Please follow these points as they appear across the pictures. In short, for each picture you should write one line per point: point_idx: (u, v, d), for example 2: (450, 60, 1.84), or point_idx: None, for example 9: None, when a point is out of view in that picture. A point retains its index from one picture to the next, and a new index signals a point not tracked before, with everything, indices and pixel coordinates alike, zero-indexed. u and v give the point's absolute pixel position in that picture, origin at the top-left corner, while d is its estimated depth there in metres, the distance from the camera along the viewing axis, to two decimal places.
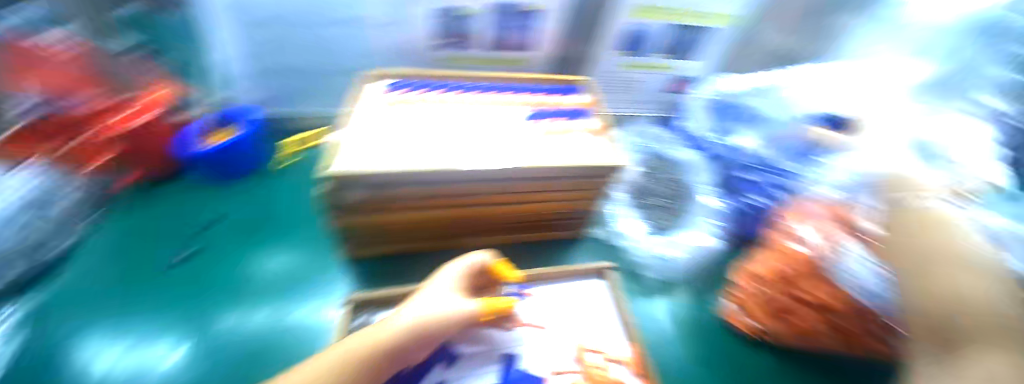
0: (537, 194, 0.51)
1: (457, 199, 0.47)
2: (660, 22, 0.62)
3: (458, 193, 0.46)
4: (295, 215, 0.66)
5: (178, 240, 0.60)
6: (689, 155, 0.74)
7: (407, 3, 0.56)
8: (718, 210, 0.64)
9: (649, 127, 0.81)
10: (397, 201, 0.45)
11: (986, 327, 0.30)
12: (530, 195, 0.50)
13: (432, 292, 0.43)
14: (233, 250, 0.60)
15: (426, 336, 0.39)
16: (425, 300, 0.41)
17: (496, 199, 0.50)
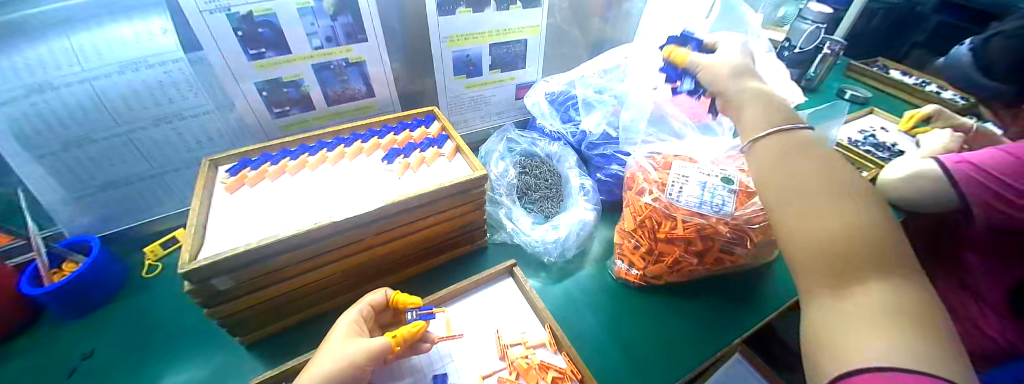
0: (411, 225, 0.57)
1: (335, 251, 0.52)
2: (473, 47, 0.78)
3: (334, 246, 0.51)
4: (183, 321, 0.61)
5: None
6: (555, 149, 0.82)
7: (228, 82, 0.63)
8: (584, 187, 0.74)
9: (512, 132, 0.87)
10: (276, 272, 0.50)
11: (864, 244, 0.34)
12: (404, 228, 0.57)
13: (338, 346, 0.45)
14: (113, 381, 0.53)
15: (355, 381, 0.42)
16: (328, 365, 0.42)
17: (375, 239, 0.55)
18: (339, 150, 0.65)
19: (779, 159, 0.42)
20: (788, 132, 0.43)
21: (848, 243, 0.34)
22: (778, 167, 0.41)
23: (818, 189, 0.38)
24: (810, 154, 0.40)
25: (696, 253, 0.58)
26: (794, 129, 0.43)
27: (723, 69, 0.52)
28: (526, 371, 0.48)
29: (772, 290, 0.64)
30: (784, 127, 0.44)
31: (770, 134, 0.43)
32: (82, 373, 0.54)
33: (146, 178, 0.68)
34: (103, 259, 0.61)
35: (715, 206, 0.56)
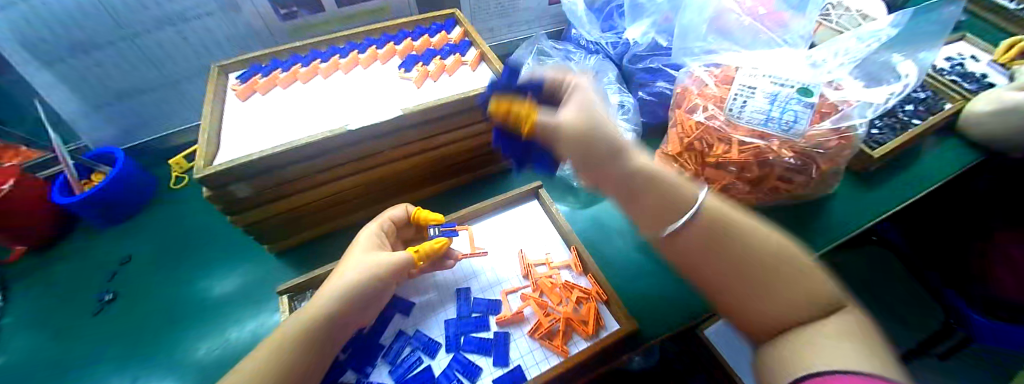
0: (433, 139, 0.52)
1: (354, 163, 0.49)
2: None
3: (353, 158, 0.48)
4: (212, 231, 0.62)
5: (93, 293, 0.55)
6: (593, 62, 0.71)
7: None
8: (624, 106, 0.65)
9: (544, 43, 0.76)
10: (295, 182, 0.47)
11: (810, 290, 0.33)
12: (426, 143, 0.52)
13: (353, 260, 0.42)
14: (155, 283, 0.56)
15: (376, 295, 0.41)
16: (345, 277, 0.40)
17: (396, 153, 0.51)
18: (352, 56, 0.58)
19: (704, 235, 0.37)
20: (693, 206, 0.38)
21: (808, 304, 0.33)
22: (699, 247, 0.36)
23: (734, 253, 0.35)
24: (717, 217, 0.37)
25: (749, 181, 0.52)
26: (698, 196, 0.38)
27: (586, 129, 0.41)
28: (552, 291, 0.47)
29: (819, 226, 0.59)
30: (687, 204, 0.38)
31: (689, 214, 0.37)
32: (126, 275, 0.57)
33: (159, 87, 0.65)
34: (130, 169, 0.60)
35: (783, 124, 0.47)
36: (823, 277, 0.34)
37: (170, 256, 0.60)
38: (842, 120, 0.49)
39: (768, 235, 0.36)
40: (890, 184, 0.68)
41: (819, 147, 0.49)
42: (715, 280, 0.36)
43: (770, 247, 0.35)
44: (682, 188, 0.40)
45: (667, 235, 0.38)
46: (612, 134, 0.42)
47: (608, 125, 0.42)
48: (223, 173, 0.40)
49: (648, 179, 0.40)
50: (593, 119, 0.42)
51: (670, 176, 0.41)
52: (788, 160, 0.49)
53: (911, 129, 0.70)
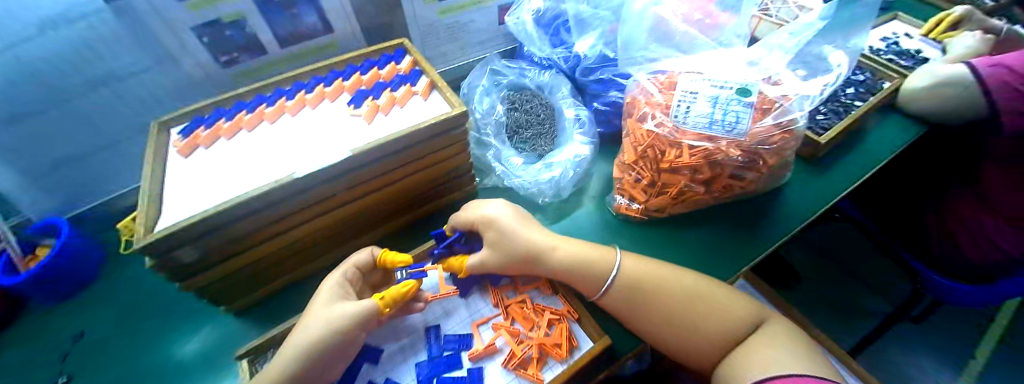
0: (389, 175, 0.52)
1: (308, 209, 0.48)
2: None
3: (307, 203, 0.47)
4: (164, 297, 0.59)
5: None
6: (547, 78, 0.73)
7: (157, 28, 0.53)
8: (580, 119, 0.66)
9: (496, 62, 0.77)
10: (248, 237, 0.45)
11: (724, 322, 0.45)
12: (382, 178, 0.51)
13: (315, 314, 0.41)
14: (107, 363, 0.53)
15: (339, 348, 0.40)
16: (306, 333, 0.39)
17: (350, 194, 0.50)
18: (299, 97, 0.57)
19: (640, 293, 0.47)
20: (611, 279, 0.48)
21: (725, 335, 0.45)
22: (625, 311, 0.48)
23: (657, 312, 0.46)
24: (635, 285, 0.48)
25: (703, 182, 0.53)
26: (612, 271, 0.49)
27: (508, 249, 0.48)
28: (524, 318, 0.48)
29: (779, 214, 0.60)
30: (604, 279, 0.48)
31: (609, 287, 0.48)
32: (74, 359, 0.53)
33: (99, 150, 0.62)
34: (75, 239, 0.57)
35: (726, 125, 0.48)
36: (728, 306, 0.47)
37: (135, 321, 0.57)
38: (780, 114, 0.51)
39: (677, 286, 0.48)
40: (841, 166, 0.71)
41: (762, 142, 0.51)
42: (649, 335, 0.47)
43: (681, 298, 0.47)
44: (596, 266, 0.49)
45: (598, 300, 0.49)
46: (525, 255, 0.48)
47: (519, 247, 0.48)
48: (168, 241, 0.38)
49: (570, 273, 0.48)
50: (505, 249, 0.48)
51: (588, 256, 0.50)
52: (736, 158, 0.50)
53: (855, 111, 0.74)
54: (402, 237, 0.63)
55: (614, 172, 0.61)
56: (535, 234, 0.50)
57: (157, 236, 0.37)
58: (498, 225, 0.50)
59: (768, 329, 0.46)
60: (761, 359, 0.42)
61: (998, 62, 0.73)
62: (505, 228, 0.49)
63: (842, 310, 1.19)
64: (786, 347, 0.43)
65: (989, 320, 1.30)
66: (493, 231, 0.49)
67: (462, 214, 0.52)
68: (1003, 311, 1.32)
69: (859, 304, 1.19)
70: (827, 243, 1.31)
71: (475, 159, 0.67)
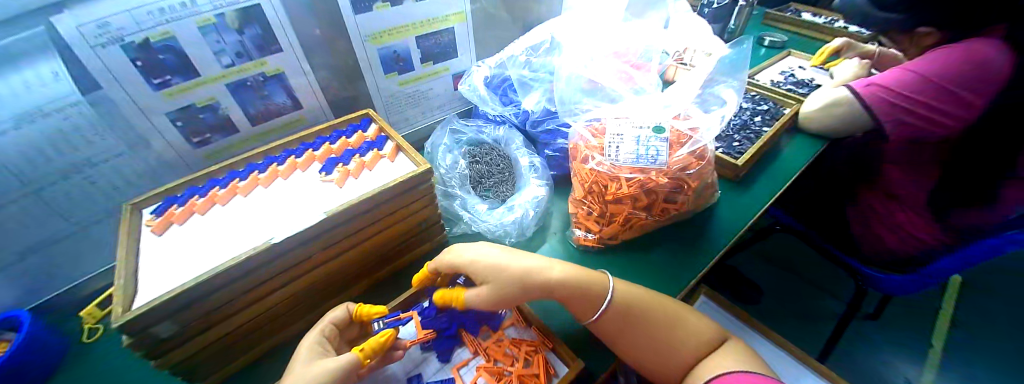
0: (363, 231, 0.55)
1: (286, 272, 0.50)
2: (398, 42, 0.76)
3: (286, 266, 0.49)
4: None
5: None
6: (503, 132, 0.82)
7: (132, 117, 0.58)
8: (534, 165, 0.74)
9: (455, 122, 0.86)
10: (227, 305, 0.47)
11: (697, 331, 0.51)
12: (355, 236, 0.55)
13: (294, 373, 0.42)
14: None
15: None
16: None
17: (325, 255, 0.53)
18: (272, 169, 0.61)
19: (629, 318, 0.50)
20: (604, 302, 0.51)
21: (703, 345, 0.51)
22: (615, 336, 0.50)
23: (645, 333, 0.50)
24: (626, 309, 0.51)
25: (643, 208, 0.61)
26: (604, 293, 0.51)
27: (501, 286, 0.49)
28: (503, 355, 0.52)
29: (714, 231, 0.68)
30: (596, 304, 0.51)
31: (603, 309, 0.50)
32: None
33: (67, 239, 0.61)
34: (37, 333, 0.55)
35: (651, 159, 0.58)
36: (694, 315, 0.53)
37: None
38: (694, 143, 0.61)
39: (655, 306, 0.52)
40: (762, 183, 0.83)
41: (683, 170, 0.60)
42: (632, 357, 0.50)
43: (663, 320, 0.51)
44: (589, 289, 0.51)
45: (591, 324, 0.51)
46: (519, 285, 0.50)
47: (511, 279, 0.50)
48: (149, 317, 0.40)
49: (565, 292, 0.51)
50: (499, 284, 0.49)
51: (579, 280, 0.52)
52: (664, 185, 0.59)
53: (764, 136, 0.88)
54: (379, 291, 0.66)
55: (570, 209, 0.67)
56: (522, 261, 0.52)
57: (135, 313, 0.38)
58: (483, 264, 0.51)
59: (726, 343, 0.52)
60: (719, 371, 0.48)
61: (870, 82, 0.91)
62: (491, 264, 0.51)
63: (802, 314, 1.27)
64: (739, 360, 0.50)
65: (935, 312, 1.42)
66: (480, 271, 0.50)
67: (445, 260, 0.53)
68: (944, 302, 1.44)
69: (815, 308, 1.28)
70: (778, 254, 1.43)
71: (443, 209, 0.72)
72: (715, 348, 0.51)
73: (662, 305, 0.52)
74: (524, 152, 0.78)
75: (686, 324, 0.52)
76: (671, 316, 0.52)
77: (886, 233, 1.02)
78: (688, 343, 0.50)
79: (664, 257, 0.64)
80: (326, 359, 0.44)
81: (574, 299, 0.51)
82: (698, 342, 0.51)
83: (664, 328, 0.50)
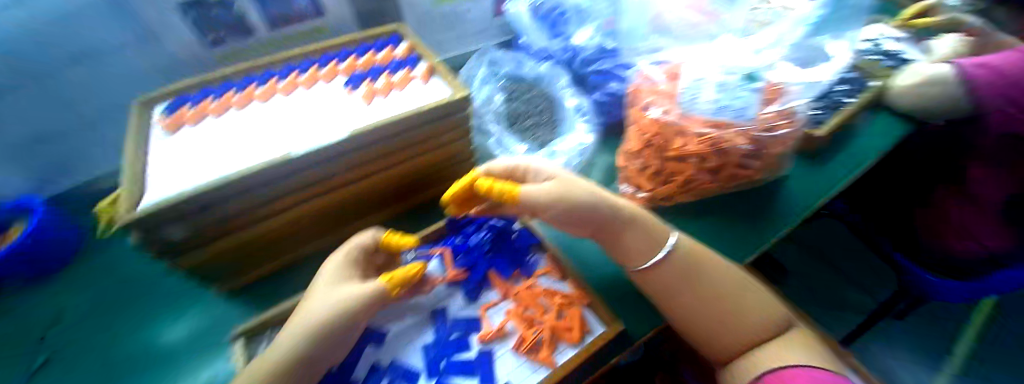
0: (388, 157, 0.49)
1: (303, 191, 0.45)
2: None
3: (302, 185, 0.44)
4: (130, 286, 0.56)
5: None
6: (545, 69, 0.72)
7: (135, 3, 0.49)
8: (581, 109, 0.65)
9: (495, 51, 0.76)
10: (241, 218, 0.42)
11: (762, 308, 0.46)
12: (381, 161, 0.49)
13: (314, 294, 0.39)
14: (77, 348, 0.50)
15: (336, 330, 0.37)
16: (311, 317, 0.36)
17: (345, 178, 0.47)
18: (291, 78, 0.54)
19: (690, 272, 0.45)
20: (666, 249, 0.46)
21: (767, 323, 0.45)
22: (669, 294, 0.45)
23: (703, 296, 0.45)
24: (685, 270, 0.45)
25: (709, 170, 0.54)
26: (668, 235, 0.47)
27: (569, 189, 0.45)
28: (535, 303, 0.47)
29: (779, 211, 0.61)
30: (658, 247, 0.46)
31: (666, 252, 0.46)
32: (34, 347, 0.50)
33: (75, 128, 0.58)
34: (50, 220, 0.54)
35: (735, 112, 0.49)
36: (762, 294, 0.47)
37: (92, 319, 0.53)
38: (786, 100, 0.52)
39: (719, 271, 0.46)
40: (837, 160, 0.73)
41: (766, 131, 0.51)
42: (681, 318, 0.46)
43: (725, 291, 0.45)
44: (652, 223, 0.48)
45: (646, 269, 0.46)
46: (591, 193, 0.46)
47: (583, 185, 0.46)
48: (155, 219, 0.36)
49: (632, 218, 0.47)
50: (566, 184, 0.45)
51: (643, 214, 0.48)
52: (740, 147, 0.51)
53: (844, 109, 0.76)
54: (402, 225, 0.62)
55: (619, 161, 0.61)
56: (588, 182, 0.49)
57: (136, 214, 0.34)
58: (554, 168, 0.48)
59: (793, 336, 0.46)
60: (779, 363, 0.42)
61: (982, 63, 0.73)
62: (562, 169, 0.48)
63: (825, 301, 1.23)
64: (807, 351, 0.44)
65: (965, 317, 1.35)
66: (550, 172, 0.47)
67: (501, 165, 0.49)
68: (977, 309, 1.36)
69: (841, 298, 1.23)
70: (812, 239, 1.35)
71: (476, 147, 0.65)
72: (781, 335, 0.45)
73: (727, 268, 0.47)
74: (570, 93, 0.68)
75: (751, 297, 0.46)
76: (734, 286, 0.46)
77: (951, 236, 0.92)
78: (751, 318, 0.45)
79: (720, 231, 0.59)
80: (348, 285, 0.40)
81: (637, 223, 0.47)
82: (763, 323, 0.45)
83: (725, 296, 0.45)
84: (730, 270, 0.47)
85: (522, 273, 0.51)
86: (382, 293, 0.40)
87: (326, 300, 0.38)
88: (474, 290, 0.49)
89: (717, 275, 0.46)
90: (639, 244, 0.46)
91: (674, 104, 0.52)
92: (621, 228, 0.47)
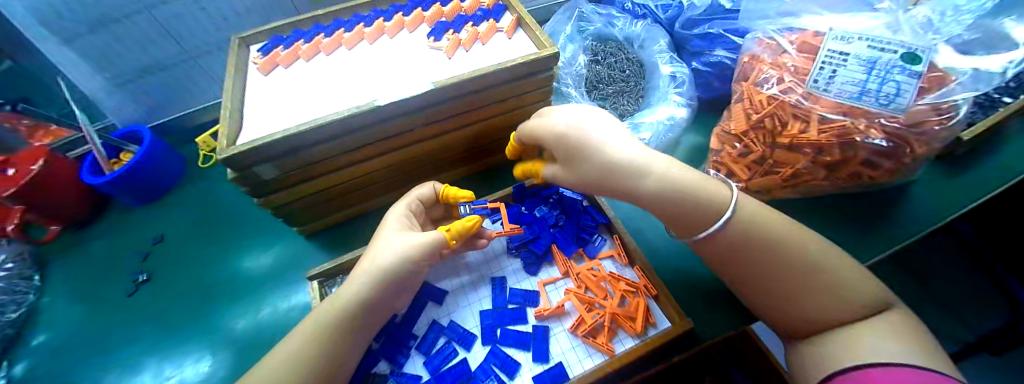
0: (466, 114, 0.47)
1: (381, 143, 0.45)
2: None
3: (381, 136, 0.44)
4: (225, 217, 0.64)
5: (127, 275, 0.60)
6: (640, 28, 0.66)
7: None
8: (678, 78, 0.58)
9: (585, 5, 0.70)
10: (325, 163, 0.44)
11: (845, 284, 0.29)
12: (459, 119, 0.47)
13: (380, 237, 0.40)
14: (184, 264, 0.60)
15: (399, 277, 0.38)
16: (376, 260, 0.37)
17: (423, 133, 0.47)
18: (377, 24, 0.53)
19: (727, 238, 0.33)
20: (718, 222, 0.33)
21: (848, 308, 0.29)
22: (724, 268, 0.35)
23: (742, 271, 0.33)
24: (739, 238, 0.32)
25: (827, 165, 0.46)
26: (723, 211, 0.33)
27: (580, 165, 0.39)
28: (597, 285, 0.45)
29: (897, 223, 0.53)
30: (709, 222, 0.33)
31: (716, 229, 0.33)
32: (156, 257, 0.61)
33: (182, 64, 0.63)
34: (156, 149, 0.62)
35: (882, 98, 0.41)
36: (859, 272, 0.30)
37: (197, 242, 0.62)
38: (950, 91, 0.41)
39: (774, 233, 0.32)
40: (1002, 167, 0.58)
41: (915, 127, 0.42)
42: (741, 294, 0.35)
43: (792, 262, 0.31)
44: (697, 192, 0.34)
45: (705, 239, 0.34)
46: (599, 177, 0.38)
47: (593, 167, 0.38)
48: (251, 156, 0.38)
49: (658, 203, 0.35)
50: (576, 157, 0.39)
51: (684, 176, 0.34)
52: (875, 141, 0.42)
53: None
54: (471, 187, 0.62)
55: (711, 143, 0.55)
56: (612, 149, 0.37)
57: (239, 149, 0.36)
58: (567, 140, 0.39)
59: (903, 324, 0.28)
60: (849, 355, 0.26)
61: None
62: (576, 142, 0.38)
63: None
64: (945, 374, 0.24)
65: None
66: (561, 147, 0.40)
67: (532, 121, 0.43)
68: None
69: None
70: None
71: (554, 111, 0.62)
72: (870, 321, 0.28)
73: (795, 237, 0.31)
74: (666, 60, 0.60)
75: (825, 270, 0.30)
76: (792, 250, 0.31)
77: None
78: (816, 299, 0.29)
79: (816, 236, 0.53)
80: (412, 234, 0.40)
81: (673, 193, 0.34)
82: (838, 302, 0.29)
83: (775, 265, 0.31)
84: (795, 234, 0.32)
85: (585, 250, 0.49)
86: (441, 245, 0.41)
87: (388, 245, 0.38)
88: (536, 262, 0.48)
89: (771, 241, 0.32)
90: (675, 213, 0.35)
91: (804, 82, 0.45)
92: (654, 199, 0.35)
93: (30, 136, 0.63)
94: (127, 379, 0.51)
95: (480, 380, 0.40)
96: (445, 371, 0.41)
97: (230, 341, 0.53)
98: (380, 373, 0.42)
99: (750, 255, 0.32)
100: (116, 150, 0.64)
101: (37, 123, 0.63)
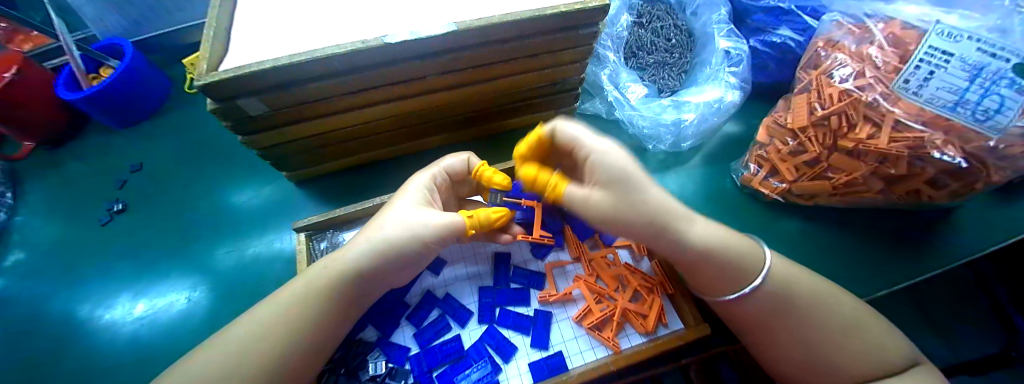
0: (493, 68, 0.41)
1: (393, 86, 0.39)
2: None
3: (392, 79, 0.38)
4: (203, 153, 0.59)
5: (103, 201, 0.56)
6: None
7: None
8: (733, 55, 0.51)
9: None
10: (325, 106, 0.38)
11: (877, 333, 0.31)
12: (484, 72, 0.41)
13: (386, 213, 0.34)
14: (161, 199, 0.56)
15: (403, 255, 0.33)
16: (383, 237, 0.33)
17: (440, 82, 0.41)
18: None
19: (770, 305, 0.33)
20: (759, 277, 0.33)
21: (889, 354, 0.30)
22: (772, 321, 0.33)
23: (786, 334, 0.32)
24: (784, 292, 0.32)
25: (886, 178, 0.41)
26: (761, 269, 0.33)
27: (624, 212, 0.33)
28: (610, 276, 0.41)
29: (940, 248, 0.48)
30: (743, 281, 0.33)
31: (754, 287, 0.33)
32: (135, 185, 0.57)
33: None
34: (139, 67, 0.55)
35: (979, 113, 0.34)
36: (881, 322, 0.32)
37: (173, 177, 0.57)
38: None
39: (807, 291, 0.33)
40: None
41: (1005, 153, 0.35)
42: (762, 342, 0.34)
43: (830, 319, 0.31)
44: (742, 262, 0.33)
45: (733, 300, 0.34)
46: (653, 220, 0.32)
47: (647, 207, 0.32)
48: (234, 88, 0.32)
49: (709, 255, 0.33)
50: (624, 202, 0.32)
51: (734, 244, 0.34)
52: (954, 160, 0.36)
53: None
54: (484, 151, 0.57)
55: (758, 135, 0.50)
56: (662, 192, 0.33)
57: (220, 77, 0.30)
58: (620, 168, 0.32)
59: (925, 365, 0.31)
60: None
61: None
62: (628, 174, 0.32)
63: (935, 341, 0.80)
64: None
65: None
66: (609, 174, 0.33)
67: (574, 137, 0.35)
68: None
69: None
70: None
71: (586, 77, 0.57)
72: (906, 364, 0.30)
73: (824, 290, 0.33)
74: (723, 33, 0.52)
75: (860, 324, 0.32)
76: (825, 305, 0.32)
77: None
78: (863, 350, 0.30)
79: (850, 251, 0.49)
80: (423, 212, 0.34)
81: (716, 263, 0.33)
82: (883, 354, 0.30)
83: (819, 325, 0.31)
84: (823, 290, 0.33)
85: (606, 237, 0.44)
86: (463, 229, 0.35)
87: (396, 227, 0.33)
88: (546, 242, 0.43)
89: (810, 300, 0.32)
90: (707, 275, 0.34)
91: (892, 84, 0.37)
92: (695, 258, 0.33)
93: (7, 40, 0.57)
94: (96, 310, 0.49)
95: (472, 360, 0.37)
96: (436, 347, 0.38)
97: (203, 286, 0.49)
98: (365, 340, 0.39)
99: (796, 314, 0.32)
100: (94, 64, 0.57)
101: (14, 27, 0.57)
